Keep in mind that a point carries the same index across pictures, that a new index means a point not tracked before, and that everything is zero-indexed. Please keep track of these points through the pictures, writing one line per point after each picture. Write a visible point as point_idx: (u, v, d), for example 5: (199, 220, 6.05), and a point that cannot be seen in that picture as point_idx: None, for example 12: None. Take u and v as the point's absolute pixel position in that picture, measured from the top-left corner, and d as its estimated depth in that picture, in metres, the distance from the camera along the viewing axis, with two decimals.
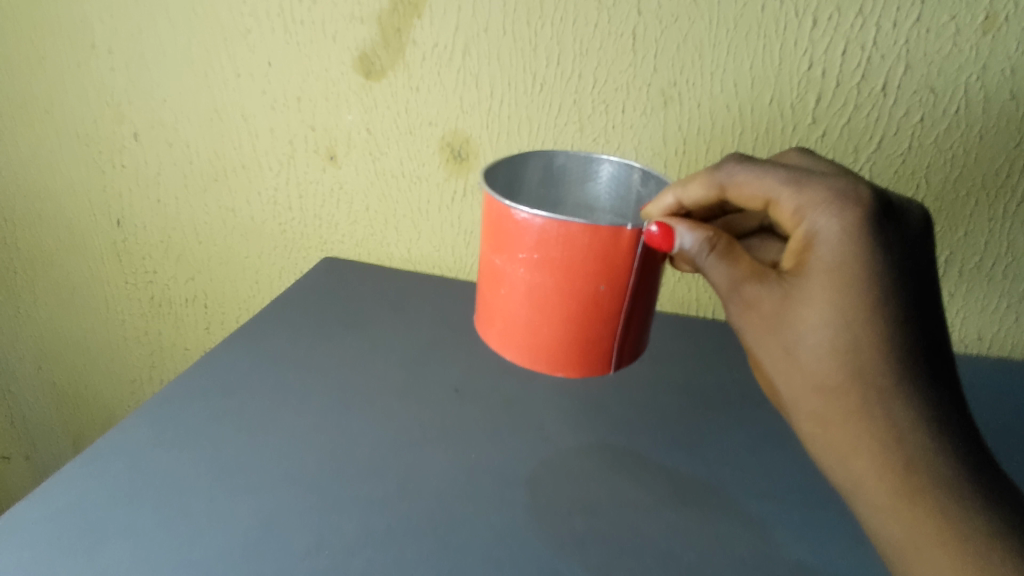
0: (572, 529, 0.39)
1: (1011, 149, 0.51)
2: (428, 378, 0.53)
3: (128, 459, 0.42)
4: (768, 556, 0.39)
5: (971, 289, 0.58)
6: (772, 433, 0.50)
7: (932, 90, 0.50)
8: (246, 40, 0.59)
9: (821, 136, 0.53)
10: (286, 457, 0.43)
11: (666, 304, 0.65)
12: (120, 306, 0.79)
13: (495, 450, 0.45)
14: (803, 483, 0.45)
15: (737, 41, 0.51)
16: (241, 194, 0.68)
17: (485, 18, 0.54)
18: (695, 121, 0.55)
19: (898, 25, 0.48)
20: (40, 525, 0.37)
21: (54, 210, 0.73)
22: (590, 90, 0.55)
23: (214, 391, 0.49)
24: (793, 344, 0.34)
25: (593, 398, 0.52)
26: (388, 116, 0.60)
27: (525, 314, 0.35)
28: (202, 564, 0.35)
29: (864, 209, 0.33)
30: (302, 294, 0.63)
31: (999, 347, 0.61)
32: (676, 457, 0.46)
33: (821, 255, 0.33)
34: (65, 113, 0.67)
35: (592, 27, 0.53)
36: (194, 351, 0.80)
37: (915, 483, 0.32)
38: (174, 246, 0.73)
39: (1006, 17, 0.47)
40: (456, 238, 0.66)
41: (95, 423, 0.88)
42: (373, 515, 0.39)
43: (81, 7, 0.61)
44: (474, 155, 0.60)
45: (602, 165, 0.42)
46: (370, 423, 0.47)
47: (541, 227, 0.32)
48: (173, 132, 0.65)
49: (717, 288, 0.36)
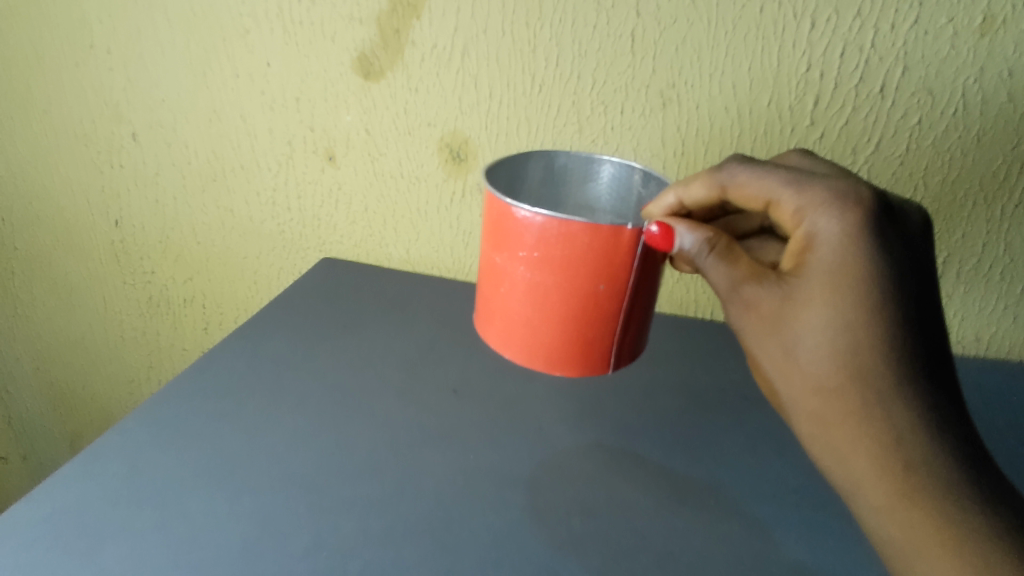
0: (570, 529, 0.39)
1: (1008, 151, 0.52)
2: (427, 379, 0.53)
3: (128, 459, 0.42)
4: (767, 556, 0.39)
5: (969, 290, 0.58)
6: (770, 434, 0.50)
7: (930, 92, 0.50)
8: (245, 40, 0.59)
9: (820, 137, 0.53)
10: (285, 458, 0.43)
11: (664, 305, 0.66)
12: (118, 306, 0.78)
13: (495, 452, 0.45)
14: (801, 484, 0.45)
15: (736, 43, 0.51)
16: (239, 194, 0.67)
17: (485, 19, 0.54)
18: (693, 122, 0.55)
19: (896, 28, 0.49)
20: (37, 527, 0.37)
21: (54, 211, 0.73)
22: (589, 90, 0.55)
23: (213, 392, 0.49)
24: (793, 345, 0.34)
25: (593, 399, 0.52)
26: (387, 117, 0.60)
27: (524, 311, 0.35)
28: (200, 564, 0.35)
29: (863, 210, 0.33)
30: (302, 293, 0.63)
31: (997, 349, 0.61)
32: (674, 457, 0.46)
33: (821, 256, 0.33)
34: (64, 112, 0.67)
35: (592, 28, 0.53)
36: (193, 351, 0.80)
37: (914, 484, 0.32)
38: (173, 246, 0.73)
39: (1003, 19, 0.47)
40: (456, 239, 0.66)
41: (94, 423, 0.87)
42: (370, 516, 0.39)
43: (81, 6, 0.61)
44: (473, 156, 0.60)
45: (602, 165, 0.43)
46: (370, 423, 0.47)
47: (541, 225, 0.32)
48: (172, 132, 0.65)
49: (716, 288, 0.36)
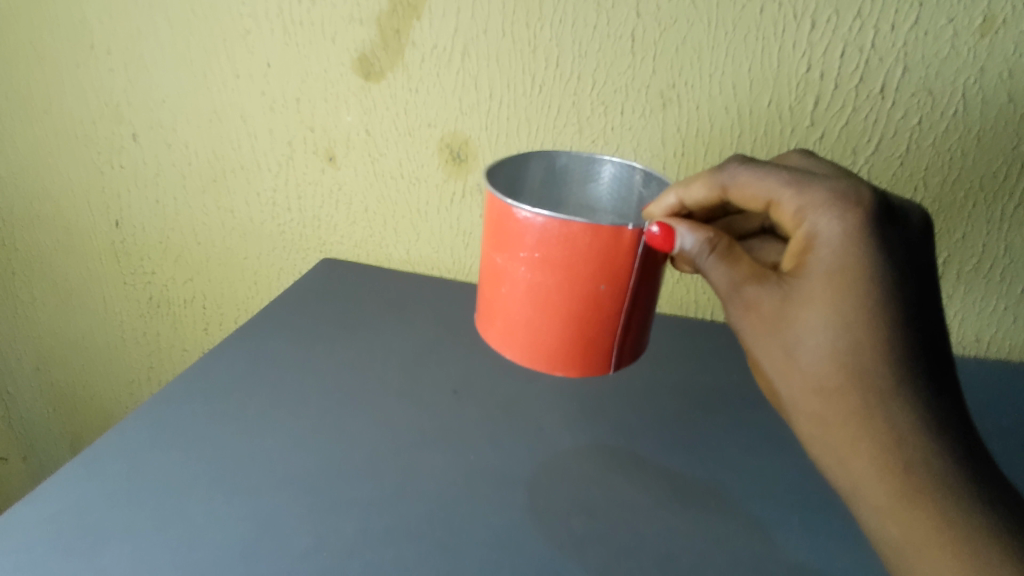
0: (571, 530, 0.39)
1: (1008, 151, 0.52)
2: (428, 379, 0.53)
3: (128, 460, 0.42)
4: (768, 556, 0.39)
5: (969, 291, 0.58)
6: (770, 434, 0.50)
7: (930, 93, 0.50)
8: (246, 40, 0.59)
9: (820, 138, 0.53)
10: (286, 458, 0.43)
11: (665, 305, 0.66)
12: (118, 306, 0.78)
13: (495, 452, 0.45)
14: (802, 485, 0.45)
15: (736, 43, 0.51)
16: (240, 195, 0.67)
17: (485, 19, 0.54)
18: (693, 122, 0.55)
19: (896, 28, 0.49)
20: (37, 527, 0.37)
21: (54, 211, 0.73)
22: (590, 91, 0.55)
23: (213, 393, 0.49)
24: (793, 345, 0.34)
25: (593, 400, 0.52)
26: (388, 117, 0.60)
27: (524, 312, 0.35)
28: (200, 564, 0.35)
29: (864, 211, 0.33)
30: (302, 294, 0.63)
31: (997, 349, 0.61)
32: (674, 458, 0.47)
33: (821, 256, 0.33)
34: (64, 113, 0.66)
35: (592, 28, 0.53)
36: (193, 352, 0.80)
37: (915, 484, 0.32)
38: (173, 247, 0.73)
39: (1003, 20, 0.47)
40: (456, 239, 0.66)
41: (94, 424, 0.87)
42: (371, 516, 0.39)
43: (81, 7, 0.61)
44: (474, 157, 0.60)
45: (603, 166, 0.43)
46: (370, 424, 0.47)
47: (542, 226, 0.32)
48: (172, 132, 0.65)
49: (717, 289, 0.36)
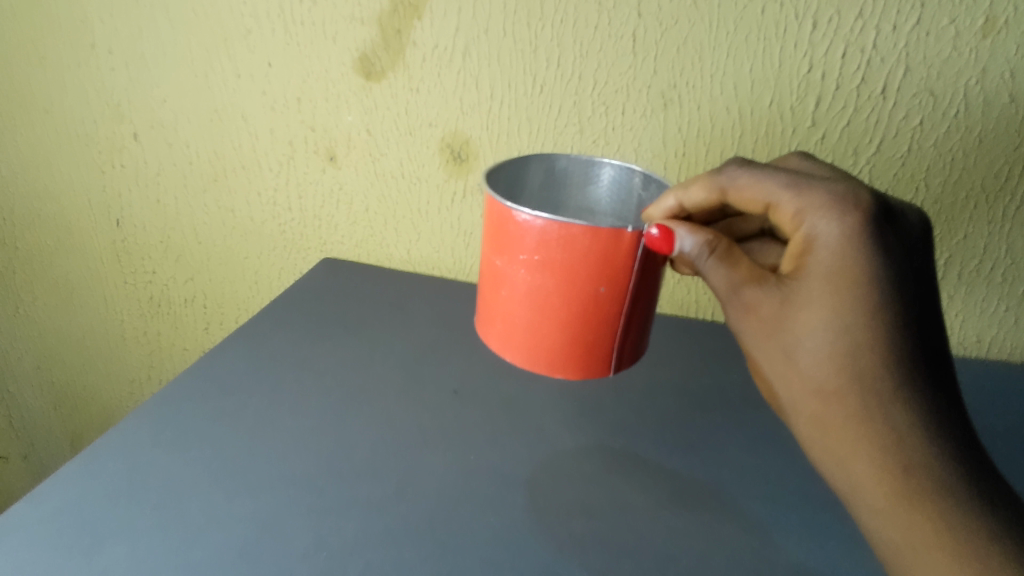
0: (572, 530, 0.39)
1: (1010, 152, 0.52)
2: (428, 379, 0.53)
3: (129, 459, 0.42)
4: (767, 557, 0.39)
5: (970, 292, 0.58)
6: (770, 434, 0.50)
7: (931, 93, 0.50)
8: (246, 40, 0.59)
9: (821, 138, 0.53)
10: (286, 458, 0.43)
11: (665, 305, 0.66)
12: (119, 305, 0.78)
13: (495, 453, 0.45)
14: (802, 485, 0.45)
15: (737, 44, 0.51)
16: (240, 194, 0.68)
17: (485, 20, 0.54)
18: (694, 123, 0.55)
19: (898, 28, 0.49)
20: (38, 526, 0.37)
21: (55, 210, 0.73)
22: (590, 91, 0.55)
23: (214, 392, 0.49)
24: (793, 348, 0.34)
25: (593, 400, 0.52)
26: (388, 117, 0.60)
27: (525, 314, 0.35)
28: (200, 564, 0.35)
29: (863, 213, 0.33)
30: (303, 293, 0.63)
31: (998, 350, 0.61)
32: (674, 458, 0.47)
33: (820, 259, 0.33)
34: (65, 112, 0.67)
35: (592, 29, 0.53)
36: (193, 352, 0.80)
37: (914, 486, 0.32)
38: (174, 246, 0.73)
39: (1005, 20, 0.47)
40: (456, 239, 0.66)
41: (94, 423, 0.88)
42: (371, 516, 0.39)
43: (82, 6, 0.61)
44: (474, 156, 0.60)
45: (603, 168, 0.43)
46: (370, 424, 0.47)
47: (542, 229, 0.32)
48: (173, 132, 0.65)
49: (716, 291, 0.36)
